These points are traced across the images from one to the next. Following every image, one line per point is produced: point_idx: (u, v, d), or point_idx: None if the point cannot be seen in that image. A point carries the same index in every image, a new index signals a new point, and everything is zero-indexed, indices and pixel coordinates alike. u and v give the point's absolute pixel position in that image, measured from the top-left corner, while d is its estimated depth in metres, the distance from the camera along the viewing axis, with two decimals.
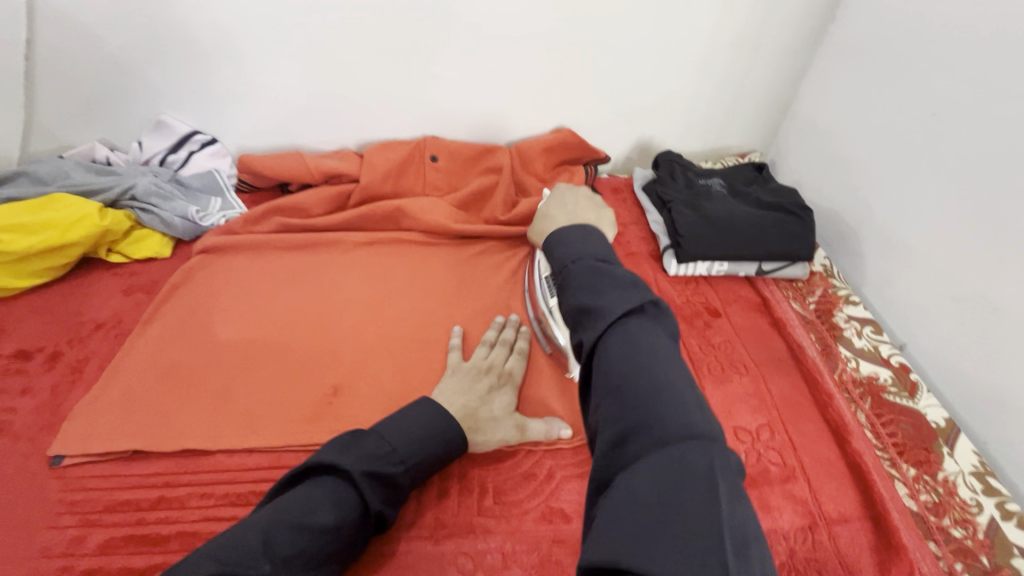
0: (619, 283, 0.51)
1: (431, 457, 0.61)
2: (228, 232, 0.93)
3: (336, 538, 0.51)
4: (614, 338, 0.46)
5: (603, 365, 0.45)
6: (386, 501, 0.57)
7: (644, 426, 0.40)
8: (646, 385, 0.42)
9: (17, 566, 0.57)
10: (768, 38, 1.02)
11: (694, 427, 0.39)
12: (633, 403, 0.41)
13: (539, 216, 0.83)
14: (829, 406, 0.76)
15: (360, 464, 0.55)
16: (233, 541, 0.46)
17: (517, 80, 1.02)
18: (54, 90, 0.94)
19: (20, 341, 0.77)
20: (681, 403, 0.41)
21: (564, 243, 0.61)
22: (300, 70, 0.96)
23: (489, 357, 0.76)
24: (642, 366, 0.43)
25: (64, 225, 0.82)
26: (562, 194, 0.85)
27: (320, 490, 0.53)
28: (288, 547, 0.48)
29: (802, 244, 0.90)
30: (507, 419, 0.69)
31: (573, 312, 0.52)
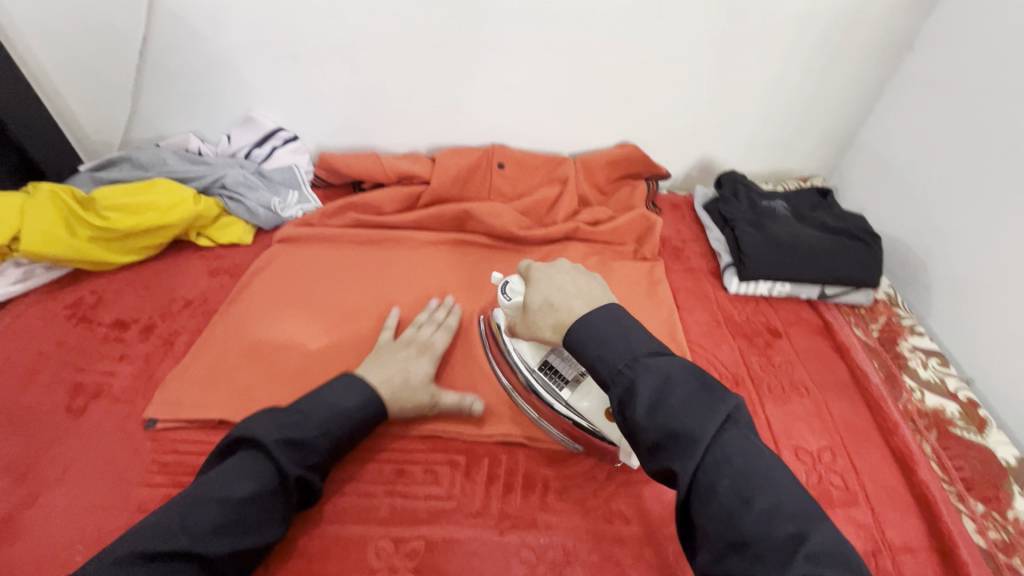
0: (696, 395, 0.50)
1: (350, 423, 0.64)
2: (306, 224, 0.98)
3: (256, 505, 0.55)
4: (722, 472, 0.47)
5: (721, 505, 0.45)
6: (308, 467, 0.60)
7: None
8: (774, 528, 0.44)
9: (115, 517, 0.62)
10: (841, 64, 1.03)
11: (844, 572, 0.41)
12: (776, 555, 0.42)
13: (537, 307, 0.65)
14: (894, 434, 0.75)
15: (273, 433, 0.59)
16: (156, 522, 0.52)
17: (588, 93, 1.05)
18: (159, 83, 1.02)
19: (119, 312, 0.83)
20: (816, 532, 0.44)
21: (604, 347, 0.56)
22: (384, 74, 1.02)
23: (416, 333, 0.77)
24: (765, 507, 0.45)
25: (163, 208, 0.88)
26: (541, 272, 0.69)
27: (237, 465, 0.57)
28: (203, 521, 0.52)
29: (868, 271, 0.90)
30: (424, 388, 0.70)
31: (654, 438, 0.50)
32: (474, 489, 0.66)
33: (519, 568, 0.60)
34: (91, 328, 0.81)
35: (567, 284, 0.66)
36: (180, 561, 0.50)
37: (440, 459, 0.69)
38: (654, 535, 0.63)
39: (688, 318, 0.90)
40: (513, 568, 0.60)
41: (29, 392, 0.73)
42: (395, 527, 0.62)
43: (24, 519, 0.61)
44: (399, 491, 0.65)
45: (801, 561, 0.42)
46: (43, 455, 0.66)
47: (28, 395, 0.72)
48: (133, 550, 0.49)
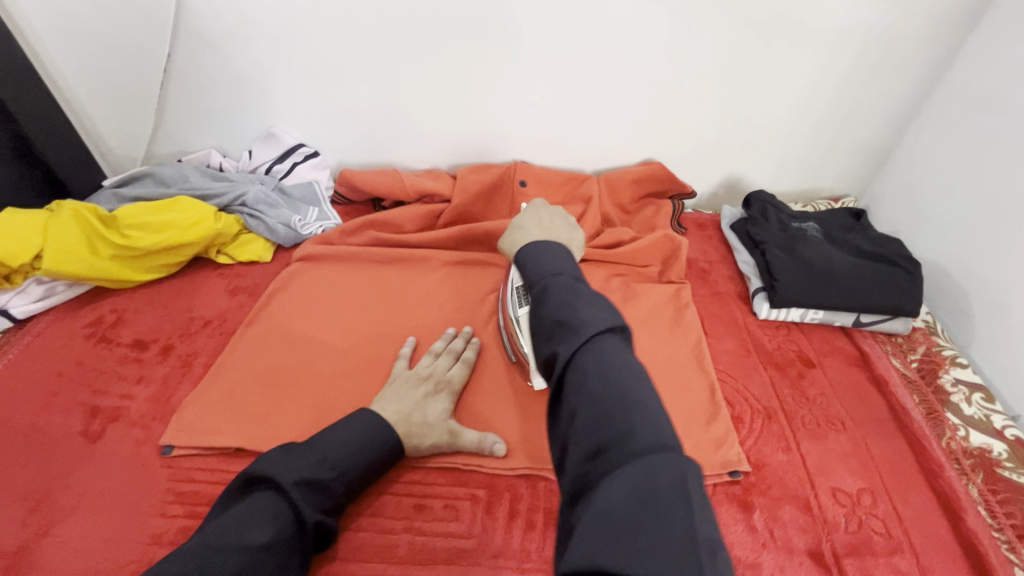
0: (593, 301, 0.50)
1: (367, 464, 0.62)
2: (325, 242, 0.97)
3: (274, 552, 0.52)
4: (589, 354, 0.46)
5: (579, 381, 0.45)
6: (324, 511, 0.58)
7: (619, 438, 0.41)
8: (621, 400, 0.43)
9: (130, 550, 0.60)
10: (877, 82, 0.99)
11: (664, 440, 0.40)
12: (610, 420, 0.42)
13: (511, 229, 0.77)
14: (938, 476, 0.71)
15: (293, 474, 0.56)
16: (172, 565, 0.47)
17: (612, 111, 1.03)
18: (182, 99, 1.02)
19: (138, 332, 0.83)
20: (655, 419, 0.42)
21: (538, 259, 0.59)
22: (406, 91, 1.00)
23: (432, 365, 0.75)
24: (620, 383, 0.44)
25: (183, 226, 0.87)
26: (536, 206, 0.79)
27: (255, 507, 0.54)
28: (223, 569, 0.48)
29: (907, 298, 0.86)
30: (441, 425, 0.68)
31: (547, 326, 0.50)
32: (496, 526, 0.64)
33: None
34: (110, 348, 0.80)
35: (544, 219, 0.76)
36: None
37: (460, 493, 0.66)
38: None
39: (716, 345, 0.86)
40: None
41: (47, 414, 0.72)
42: (415, 567, 0.60)
43: (39, 548, 0.60)
44: (418, 528, 0.63)
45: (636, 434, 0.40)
46: (60, 481, 0.66)
47: (46, 418, 0.72)
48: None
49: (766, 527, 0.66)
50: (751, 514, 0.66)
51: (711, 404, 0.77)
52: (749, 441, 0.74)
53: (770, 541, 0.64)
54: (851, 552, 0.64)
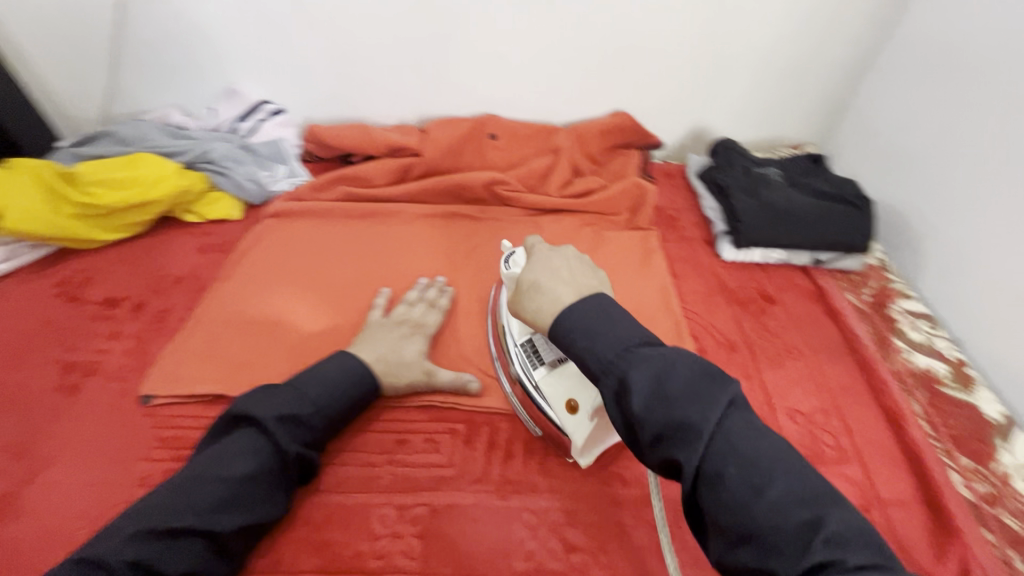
0: (693, 383, 0.47)
1: (346, 400, 0.64)
2: (296, 198, 0.97)
3: (257, 482, 0.56)
4: (729, 460, 0.44)
5: (728, 496, 0.42)
6: (306, 444, 0.60)
7: (815, 565, 0.38)
8: (788, 513, 0.41)
9: (117, 492, 0.62)
10: (836, 28, 1.01)
11: (860, 553, 0.38)
12: (792, 543, 0.39)
13: (525, 288, 0.64)
14: (885, 395, 0.76)
15: (269, 412, 0.59)
16: (160, 502, 0.52)
17: (580, 61, 1.03)
18: (136, 55, 0.98)
19: (108, 290, 0.82)
20: (836, 519, 0.40)
21: (594, 339, 0.54)
22: (370, 43, 0.99)
23: (408, 311, 0.77)
24: (778, 491, 0.42)
25: (149, 183, 0.86)
26: (541, 254, 0.68)
27: (235, 443, 0.57)
28: (206, 498, 0.53)
29: (859, 236, 0.90)
30: (417, 365, 0.70)
31: (658, 433, 0.46)
32: (475, 456, 0.67)
33: (521, 531, 0.61)
34: (80, 307, 0.79)
35: (562, 270, 0.64)
36: (186, 538, 0.50)
37: (439, 428, 0.69)
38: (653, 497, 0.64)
39: (684, 286, 0.90)
40: (516, 532, 0.61)
41: (20, 371, 0.72)
42: (399, 495, 0.63)
43: (24, 495, 0.61)
44: (401, 461, 0.66)
45: (822, 547, 0.39)
46: (39, 433, 0.66)
47: (20, 375, 0.71)
48: (139, 529, 0.49)
49: None
50: None
51: (678, 340, 0.81)
52: None
53: None
54: None
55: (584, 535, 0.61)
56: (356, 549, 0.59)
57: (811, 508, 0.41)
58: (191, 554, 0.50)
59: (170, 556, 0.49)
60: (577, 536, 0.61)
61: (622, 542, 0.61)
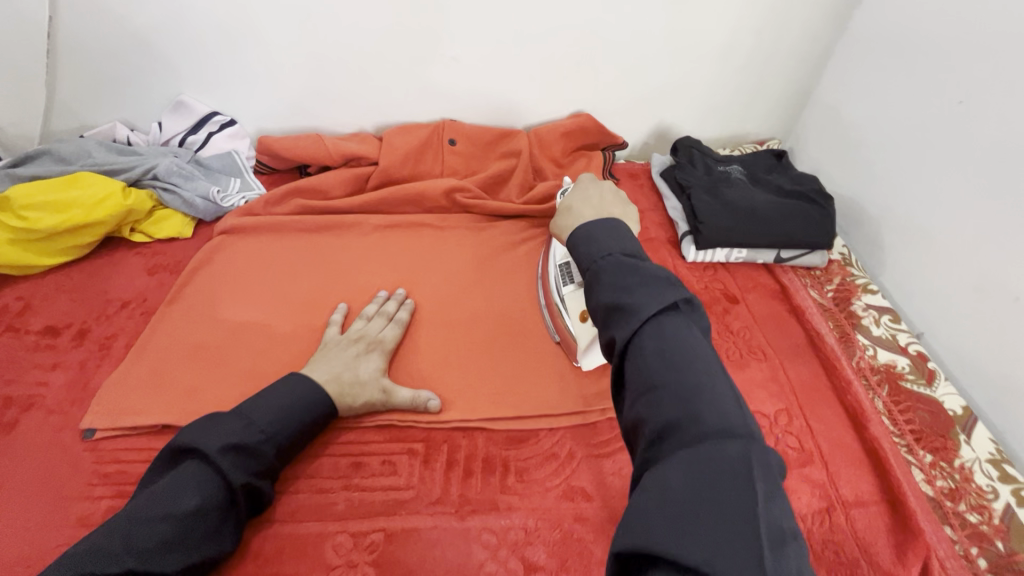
0: (648, 279, 0.47)
1: (297, 427, 0.62)
2: (248, 213, 0.94)
3: (203, 518, 0.52)
4: (649, 336, 0.44)
5: (637, 364, 0.43)
6: (255, 474, 0.58)
7: (681, 424, 0.39)
8: (683, 383, 0.41)
9: (56, 534, 0.59)
10: (792, 24, 1.01)
11: (730, 424, 0.38)
12: (674, 404, 0.40)
13: (560, 210, 0.68)
14: (847, 392, 0.76)
15: (218, 441, 0.56)
16: (96, 545, 0.47)
17: (537, 64, 1.01)
18: (75, 69, 0.95)
19: (49, 319, 0.78)
20: (725, 403, 0.40)
21: (590, 241, 0.54)
22: (320, 51, 0.96)
23: (365, 327, 0.75)
24: (681, 367, 0.42)
25: (89, 204, 0.82)
26: (582, 184, 0.71)
27: (180, 476, 0.53)
28: (148, 539, 0.48)
29: (821, 232, 0.90)
30: (374, 383, 0.68)
31: (601, 309, 0.48)
32: (434, 476, 0.65)
33: (481, 553, 0.59)
34: (20, 337, 0.76)
35: (595, 199, 0.67)
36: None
37: (396, 449, 0.67)
38: (615, 510, 0.63)
39: None
40: (475, 554, 0.59)
41: None
42: (354, 521, 0.61)
43: None
44: (356, 485, 0.64)
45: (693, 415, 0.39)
46: None
47: None
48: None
49: None
50: None
51: None
52: None
53: None
54: None
55: (544, 554, 0.60)
56: None
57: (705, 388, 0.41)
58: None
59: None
60: (537, 555, 0.60)
61: (584, 558, 0.60)
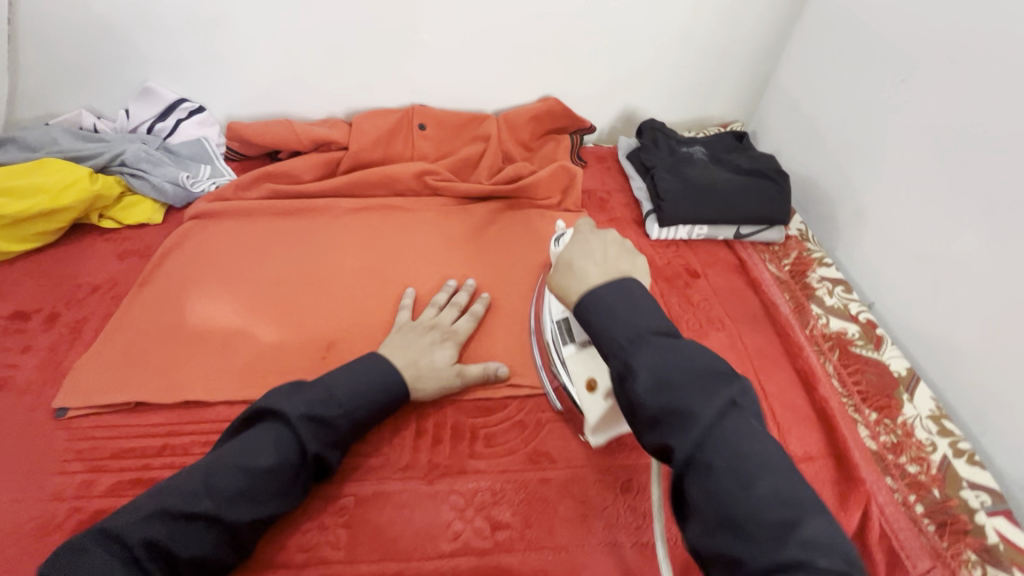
0: (696, 375, 0.47)
1: (373, 403, 0.63)
2: (219, 198, 0.95)
3: (276, 477, 0.55)
4: (719, 452, 0.44)
5: (710, 485, 0.43)
6: (328, 444, 0.59)
7: (781, 564, 0.39)
8: (770, 515, 0.41)
9: (29, 508, 0.60)
10: (749, 8, 1.05)
11: (834, 561, 0.39)
12: (768, 541, 0.40)
13: (559, 266, 0.61)
14: (799, 357, 0.80)
15: (299, 408, 0.58)
16: (184, 482, 0.53)
17: (504, 49, 1.03)
18: (39, 56, 0.94)
19: (17, 303, 0.79)
20: (819, 529, 0.41)
21: (610, 316, 0.53)
22: (287, 37, 0.97)
23: (437, 315, 0.76)
24: (761, 490, 0.42)
25: (55, 189, 0.82)
26: (582, 234, 0.64)
27: (260, 433, 0.57)
28: (227, 487, 0.53)
29: (777, 207, 0.94)
30: (448, 369, 0.70)
31: (649, 414, 0.47)
32: (403, 444, 0.67)
33: (448, 513, 0.62)
34: None
35: (597, 252, 0.60)
36: (203, 524, 0.51)
37: None
38: (578, 471, 0.66)
39: None
40: (443, 514, 0.62)
41: None
42: (324, 488, 0.63)
43: None
44: None
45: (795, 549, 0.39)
46: None
47: None
48: (163, 509, 0.50)
49: None
50: None
51: None
52: None
53: None
54: None
55: (509, 513, 0.63)
56: (280, 545, 0.59)
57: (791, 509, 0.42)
58: (205, 539, 0.51)
59: (185, 539, 0.50)
60: (503, 514, 0.62)
61: (547, 516, 0.63)
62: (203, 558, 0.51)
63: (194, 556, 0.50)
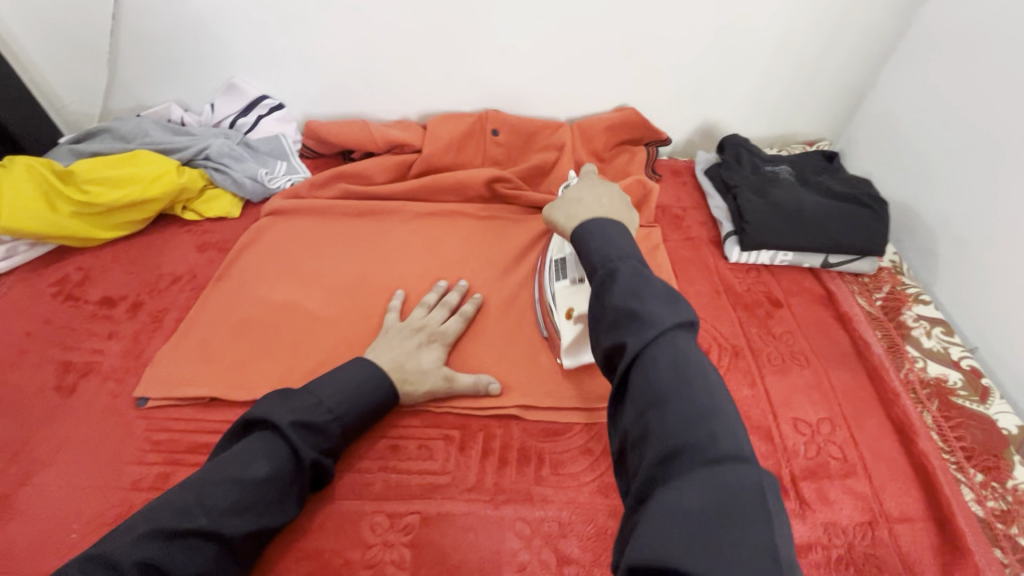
0: (663, 294, 0.49)
1: (362, 409, 0.63)
2: (294, 195, 0.96)
3: (272, 486, 0.55)
4: (661, 349, 0.45)
5: (647, 376, 0.45)
6: (322, 450, 0.59)
7: (689, 448, 0.40)
8: (695, 405, 0.42)
9: (110, 495, 0.62)
10: (852, 21, 0.97)
11: (741, 451, 0.40)
12: (684, 427, 0.41)
13: (567, 199, 0.69)
14: (894, 405, 0.74)
15: (289, 416, 0.58)
16: (176, 499, 0.52)
17: (584, 56, 1.00)
18: (135, 50, 0.98)
19: (106, 290, 0.82)
20: (736, 426, 0.42)
21: (603, 242, 0.58)
22: (368, 38, 0.97)
23: (426, 317, 0.75)
24: (692, 386, 0.44)
25: (146, 180, 0.86)
26: (592, 181, 0.73)
27: (252, 444, 0.56)
28: (221, 501, 0.52)
29: (874, 237, 0.87)
30: (435, 372, 0.69)
31: (611, 315, 0.50)
32: (469, 463, 0.66)
33: (515, 542, 0.60)
34: (78, 306, 0.79)
35: (603, 197, 0.68)
36: (200, 539, 0.50)
37: (433, 434, 0.68)
38: None
39: (688, 287, 0.88)
40: (508, 542, 0.60)
41: (18, 371, 0.72)
42: (390, 502, 0.62)
43: (19, 497, 0.61)
44: (392, 467, 0.65)
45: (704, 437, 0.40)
46: (36, 433, 0.66)
47: (17, 375, 0.71)
48: (156, 528, 0.49)
49: None
50: None
51: None
52: None
53: None
54: (808, 476, 0.66)
55: (577, 547, 0.60)
56: (346, 558, 0.58)
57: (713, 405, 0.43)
58: (204, 556, 0.50)
59: (182, 559, 0.49)
60: (571, 548, 0.60)
61: None
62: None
63: (194, 575, 0.49)
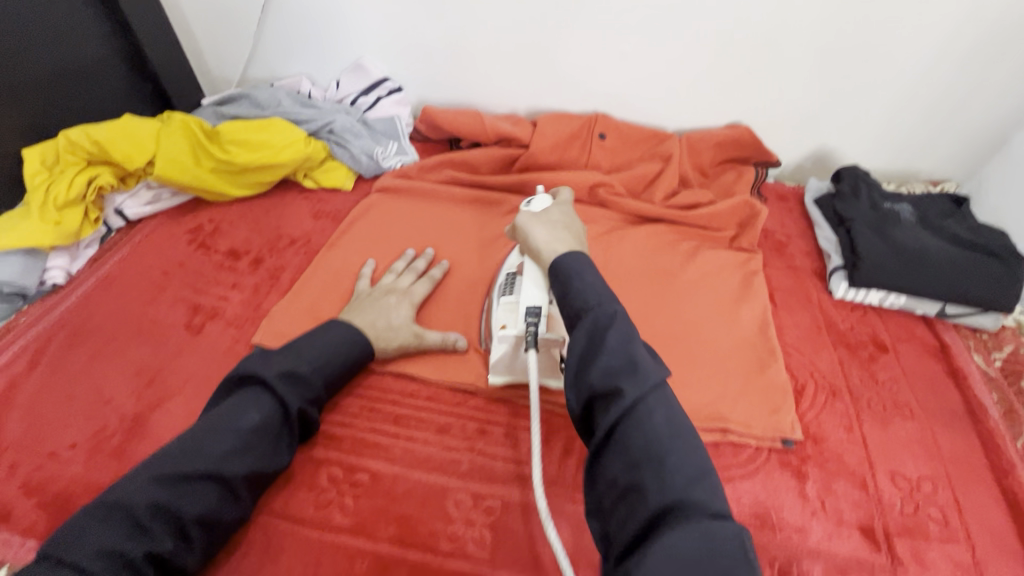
0: (649, 353, 0.53)
1: (343, 364, 0.67)
2: (403, 175, 1.00)
3: (264, 433, 0.58)
4: (656, 406, 0.48)
5: (645, 426, 0.47)
6: (308, 401, 0.64)
7: (678, 504, 0.43)
8: (687, 459, 0.46)
9: None
10: (1007, 58, 0.90)
11: (721, 505, 0.44)
12: (680, 482, 0.44)
13: (541, 220, 0.68)
14: (1007, 475, 0.68)
15: (273, 370, 0.62)
16: (176, 449, 0.55)
17: (705, 71, 0.98)
18: (278, 23, 1.05)
19: (233, 242, 0.89)
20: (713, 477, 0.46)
21: (594, 280, 0.58)
22: (493, 33, 0.99)
23: (395, 281, 0.80)
24: (685, 441, 0.47)
25: (277, 147, 0.92)
26: (565, 207, 0.72)
27: (242, 398, 0.60)
28: (218, 447, 0.55)
29: (1003, 292, 0.81)
30: (406, 328, 0.73)
31: (608, 364, 0.50)
32: (552, 458, 0.67)
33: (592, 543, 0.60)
34: (208, 255, 0.87)
35: (573, 223, 0.69)
36: (203, 481, 0.54)
37: (520, 423, 0.70)
38: None
39: (787, 318, 0.85)
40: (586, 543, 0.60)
41: (156, 306, 0.80)
42: (474, 483, 0.64)
43: (150, 418, 0.68)
44: (479, 449, 0.67)
45: (695, 489, 0.44)
46: (167, 365, 0.73)
47: (155, 309, 0.79)
48: (158, 473, 0.52)
49: (817, 496, 0.66)
50: (804, 483, 0.67)
51: (768, 356, 0.78)
52: (810, 415, 0.73)
53: (820, 511, 0.64)
54: (904, 533, 0.63)
55: None
56: (431, 529, 0.60)
57: (699, 454, 0.47)
58: (206, 496, 0.53)
59: (188, 499, 0.52)
60: None
61: None
62: (206, 513, 0.53)
63: (201, 513, 0.52)
